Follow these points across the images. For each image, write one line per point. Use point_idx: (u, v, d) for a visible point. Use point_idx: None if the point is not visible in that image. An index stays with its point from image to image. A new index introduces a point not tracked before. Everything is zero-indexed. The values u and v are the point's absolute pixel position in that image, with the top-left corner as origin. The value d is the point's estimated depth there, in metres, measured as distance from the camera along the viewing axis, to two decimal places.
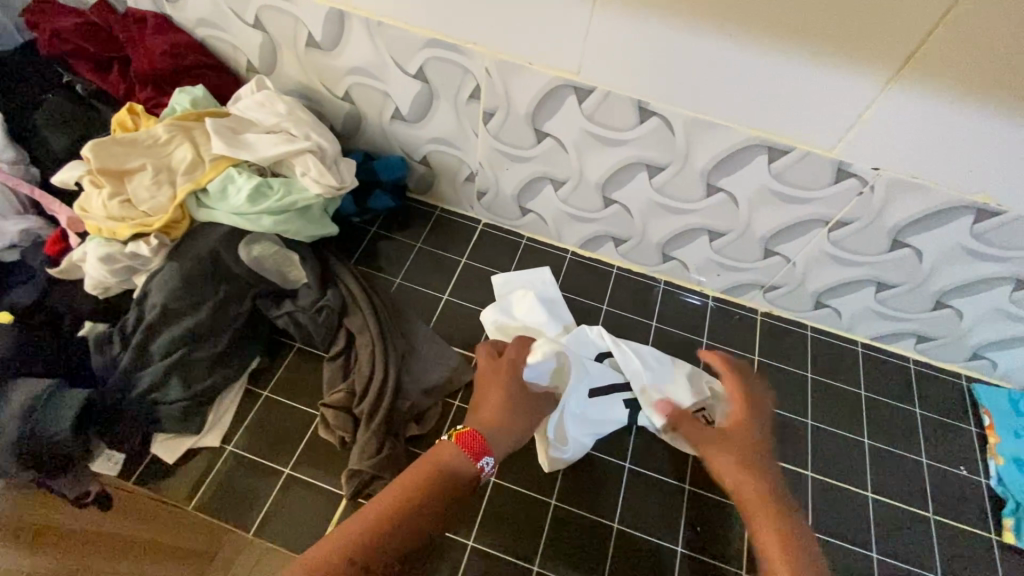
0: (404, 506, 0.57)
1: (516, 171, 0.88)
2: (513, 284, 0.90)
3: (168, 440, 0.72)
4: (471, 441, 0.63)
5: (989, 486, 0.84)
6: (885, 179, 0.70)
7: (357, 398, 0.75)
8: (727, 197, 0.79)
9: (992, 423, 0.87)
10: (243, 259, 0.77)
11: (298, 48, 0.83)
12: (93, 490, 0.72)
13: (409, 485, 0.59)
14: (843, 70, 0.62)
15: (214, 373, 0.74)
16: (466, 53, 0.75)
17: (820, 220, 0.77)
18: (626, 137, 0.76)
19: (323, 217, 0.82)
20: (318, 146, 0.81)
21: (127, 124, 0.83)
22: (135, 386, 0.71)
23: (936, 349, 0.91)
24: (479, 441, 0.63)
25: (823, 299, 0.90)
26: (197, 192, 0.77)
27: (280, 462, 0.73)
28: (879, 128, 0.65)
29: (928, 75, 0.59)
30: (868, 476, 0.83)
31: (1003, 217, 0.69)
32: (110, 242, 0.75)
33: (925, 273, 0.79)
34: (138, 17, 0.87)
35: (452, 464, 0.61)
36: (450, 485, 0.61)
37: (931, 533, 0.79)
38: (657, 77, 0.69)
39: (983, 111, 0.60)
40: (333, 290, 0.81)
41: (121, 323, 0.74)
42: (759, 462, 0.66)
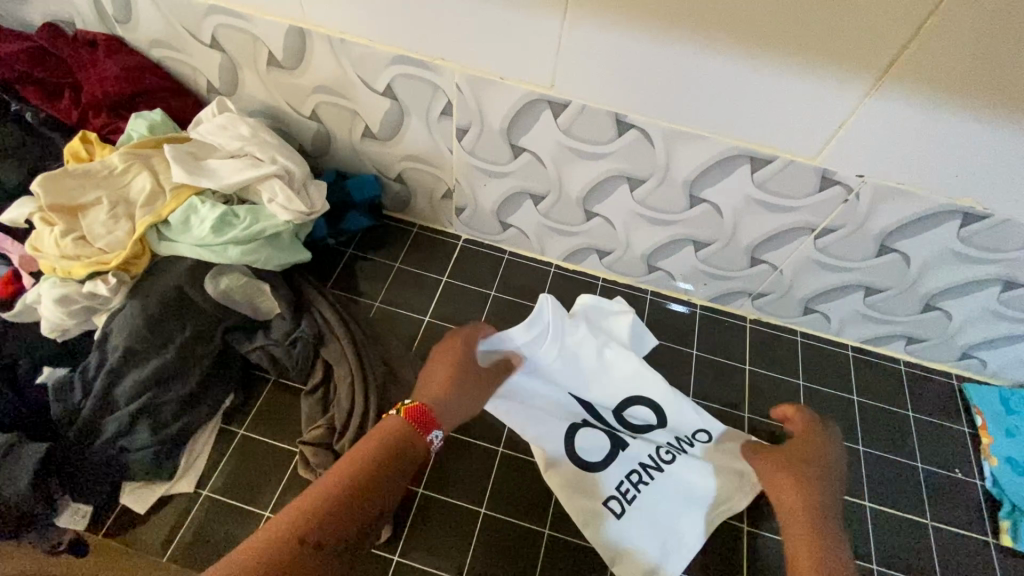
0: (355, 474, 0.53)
1: (494, 186, 0.85)
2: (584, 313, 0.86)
3: (138, 488, 0.68)
4: (423, 418, 0.61)
5: (985, 488, 0.83)
6: (870, 186, 0.68)
7: (337, 432, 0.72)
8: (711, 208, 0.77)
9: (984, 423, 0.87)
10: (209, 294, 0.73)
11: (259, 67, 0.79)
12: (64, 540, 0.65)
13: (353, 462, 0.54)
14: (824, 78, 0.60)
15: (184, 415, 0.71)
16: (434, 69, 0.72)
17: (807, 227, 0.75)
18: (605, 150, 0.74)
19: (295, 243, 0.79)
20: (285, 170, 0.77)
21: (80, 154, 0.78)
22: (100, 434, 0.68)
23: (926, 351, 0.90)
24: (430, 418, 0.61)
25: (812, 305, 0.88)
26: (157, 225, 0.73)
27: (259, 505, 0.69)
28: (862, 136, 0.63)
29: (911, 81, 0.58)
30: (865, 483, 0.82)
31: (989, 220, 0.68)
32: (65, 282, 0.71)
33: (914, 277, 0.78)
34: (88, 40, 0.82)
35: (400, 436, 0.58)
36: (398, 455, 0.57)
37: (930, 539, 0.78)
38: (634, 90, 0.67)
39: (967, 116, 0.59)
40: (308, 319, 0.78)
41: (83, 368, 0.70)
42: (812, 495, 0.64)
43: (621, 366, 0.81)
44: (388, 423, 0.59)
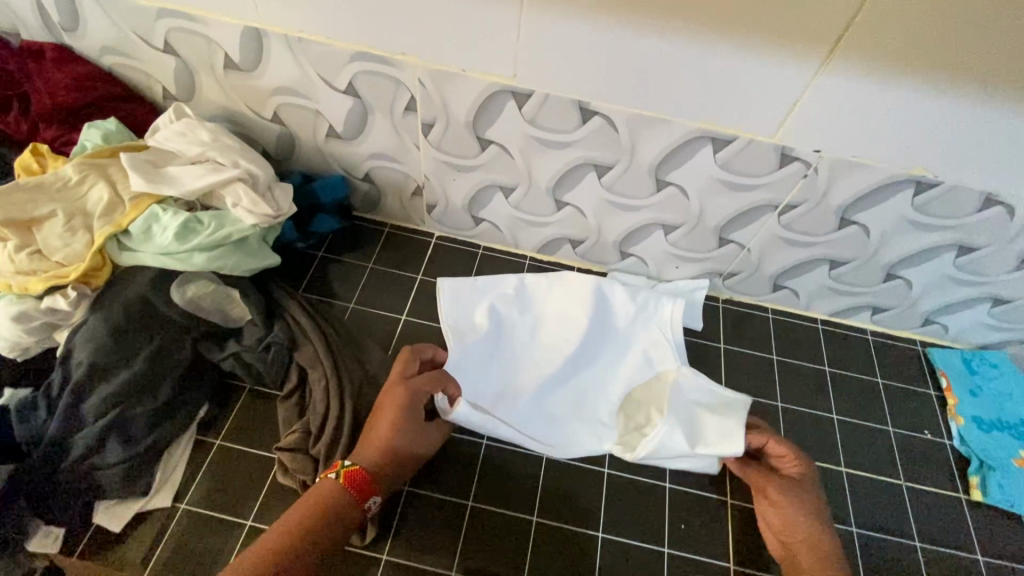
0: (288, 534, 0.57)
1: (464, 181, 0.85)
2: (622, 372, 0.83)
3: (113, 506, 0.66)
4: (360, 481, 0.61)
5: (953, 446, 0.86)
6: (828, 162, 0.70)
7: (313, 437, 0.71)
8: (677, 191, 0.78)
9: (949, 384, 0.90)
10: (176, 302, 0.71)
11: (216, 70, 0.77)
12: (36, 569, 0.63)
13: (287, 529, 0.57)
14: (779, 55, 0.61)
15: (157, 430, 0.69)
16: (396, 64, 0.71)
17: (770, 205, 0.77)
18: (570, 139, 0.75)
19: (262, 247, 0.77)
20: (249, 173, 0.76)
21: (32, 167, 0.75)
22: (69, 453, 0.65)
23: (891, 319, 0.93)
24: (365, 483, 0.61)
25: (781, 281, 0.91)
26: (118, 235, 0.71)
27: (239, 515, 0.68)
28: (816, 111, 0.65)
29: (860, 55, 0.60)
30: (841, 451, 0.84)
31: (940, 187, 0.70)
32: (22, 299, 0.68)
33: (874, 247, 0.80)
34: (34, 49, 0.80)
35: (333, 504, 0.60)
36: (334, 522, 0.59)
37: (905, 498, 0.81)
38: (596, 77, 0.67)
39: (910, 88, 0.61)
40: (281, 323, 0.77)
41: (46, 385, 0.67)
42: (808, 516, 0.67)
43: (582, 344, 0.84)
44: (326, 486, 0.61)
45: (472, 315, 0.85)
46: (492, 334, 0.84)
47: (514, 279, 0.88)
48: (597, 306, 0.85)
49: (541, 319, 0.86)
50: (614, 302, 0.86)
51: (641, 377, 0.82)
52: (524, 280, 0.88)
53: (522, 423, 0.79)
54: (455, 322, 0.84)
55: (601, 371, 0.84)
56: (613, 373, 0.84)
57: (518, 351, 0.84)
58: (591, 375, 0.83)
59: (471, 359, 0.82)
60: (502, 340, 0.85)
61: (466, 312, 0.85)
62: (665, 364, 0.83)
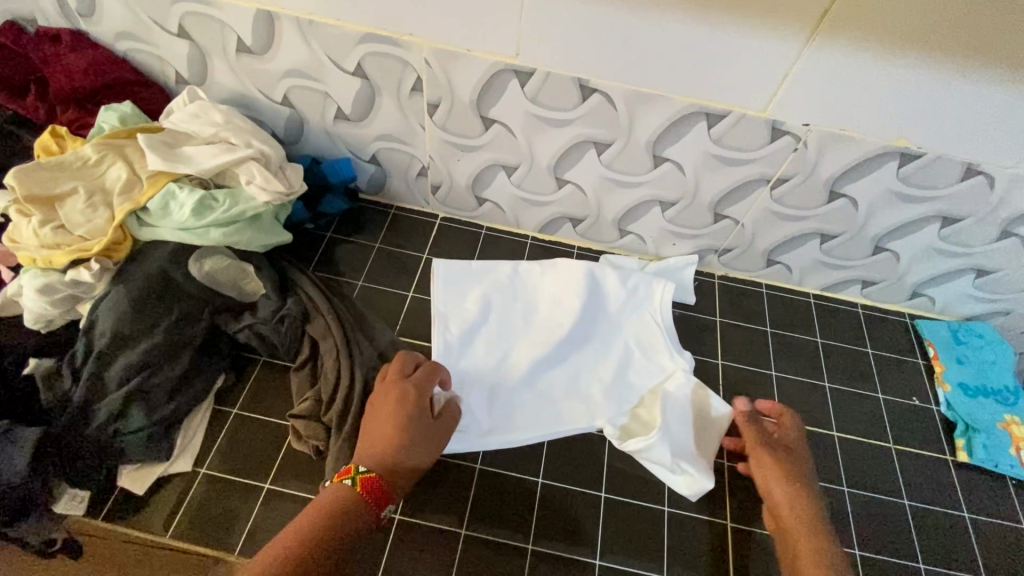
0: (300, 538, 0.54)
1: (467, 161, 0.88)
2: (609, 350, 0.86)
3: (136, 470, 0.69)
4: (376, 487, 0.60)
5: (940, 411, 0.89)
6: (816, 135, 0.74)
7: (324, 406, 0.74)
8: (674, 166, 0.81)
9: (936, 353, 0.94)
10: (194, 275, 0.74)
11: (228, 54, 0.80)
12: (57, 538, 0.66)
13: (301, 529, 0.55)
14: (768, 31, 0.65)
15: (178, 397, 0.71)
16: (403, 45, 0.74)
17: (762, 179, 0.81)
18: (571, 117, 0.78)
19: (275, 225, 0.80)
20: (261, 153, 0.79)
21: (52, 148, 0.78)
22: (93, 419, 0.68)
23: (880, 292, 0.97)
24: (380, 490, 0.60)
25: (773, 257, 0.94)
26: (137, 212, 0.74)
27: (257, 478, 0.71)
28: (804, 85, 0.69)
29: (844, 30, 0.63)
30: (833, 417, 0.88)
31: (923, 158, 0.74)
32: (47, 272, 0.70)
33: (862, 220, 0.84)
34: (51, 35, 0.82)
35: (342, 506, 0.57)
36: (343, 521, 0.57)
37: (894, 460, 0.84)
38: (596, 54, 0.71)
39: (892, 61, 0.65)
40: (293, 297, 0.80)
41: (70, 355, 0.70)
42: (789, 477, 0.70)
43: (572, 323, 0.86)
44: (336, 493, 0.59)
45: (465, 300, 0.88)
46: (484, 317, 0.87)
47: (507, 266, 0.92)
48: (589, 291, 0.89)
49: (531, 304, 0.89)
50: (605, 287, 0.90)
51: (631, 359, 0.85)
52: (516, 267, 0.92)
53: (514, 404, 0.80)
54: (446, 308, 0.87)
55: (592, 352, 0.86)
56: (603, 355, 0.86)
57: (511, 333, 0.86)
58: (581, 357, 0.85)
59: (463, 342, 0.84)
60: (494, 323, 0.87)
61: (457, 298, 0.88)
62: (657, 348, 0.86)
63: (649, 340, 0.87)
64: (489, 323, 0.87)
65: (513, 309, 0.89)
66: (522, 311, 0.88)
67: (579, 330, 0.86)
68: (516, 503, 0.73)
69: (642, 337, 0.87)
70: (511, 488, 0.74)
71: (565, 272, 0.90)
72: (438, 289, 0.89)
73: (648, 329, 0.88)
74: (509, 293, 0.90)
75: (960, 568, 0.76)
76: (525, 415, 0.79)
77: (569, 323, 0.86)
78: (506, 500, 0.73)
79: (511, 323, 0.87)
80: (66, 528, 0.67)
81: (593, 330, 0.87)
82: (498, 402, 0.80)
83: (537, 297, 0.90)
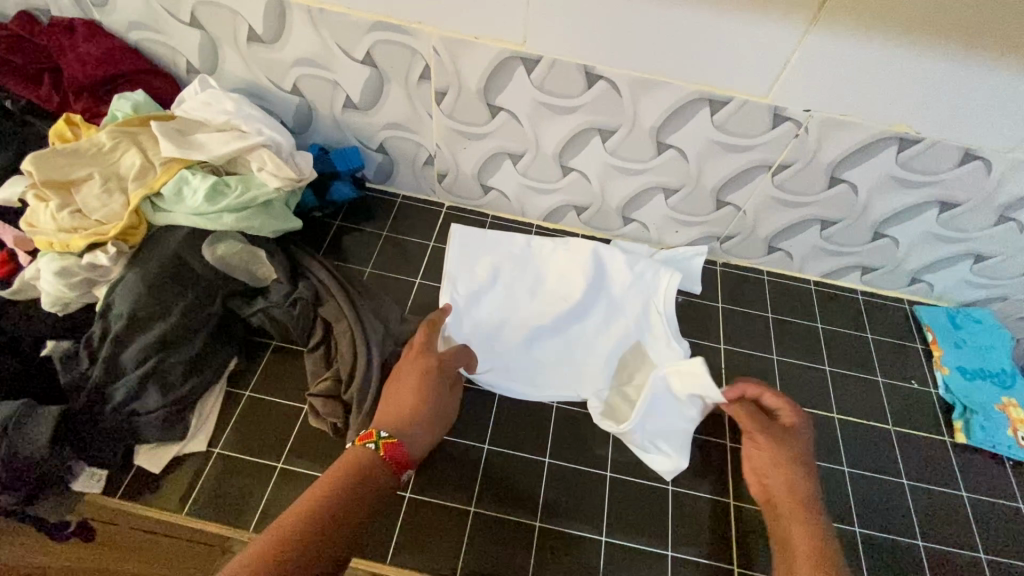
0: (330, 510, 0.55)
1: (474, 149, 0.90)
2: (610, 323, 0.88)
3: (152, 450, 0.70)
4: (400, 454, 0.62)
5: (939, 395, 0.91)
6: (817, 121, 0.75)
7: (344, 383, 0.75)
8: (677, 153, 0.83)
9: (935, 338, 0.95)
10: (207, 260, 0.75)
11: (239, 43, 0.82)
12: (72, 520, 0.69)
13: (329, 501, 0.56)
14: (770, 17, 0.66)
15: (192, 379, 0.73)
16: (412, 34, 0.76)
17: (764, 165, 0.82)
18: (577, 104, 0.79)
19: (286, 211, 0.82)
20: (272, 140, 0.81)
21: (67, 135, 0.79)
22: (110, 399, 0.69)
23: (879, 278, 0.98)
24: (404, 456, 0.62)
25: (774, 243, 0.96)
26: (151, 197, 0.75)
27: (271, 457, 0.72)
28: (805, 71, 0.70)
29: (845, 16, 0.65)
30: (833, 400, 0.89)
31: (922, 143, 0.75)
32: (64, 256, 0.72)
33: (862, 206, 0.85)
34: (65, 25, 0.84)
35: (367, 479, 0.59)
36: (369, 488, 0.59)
37: (893, 442, 0.86)
38: (601, 42, 0.72)
39: (891, 47, 0.67)
40: (305, 281, 0.81)
41: (87, 337, 0.71)
42: (784, 455, 0.70)
43: (575, 302, 0.87)
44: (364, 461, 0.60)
45: (476, 265, 0.90)
46: (493, 285, 0.89)
47: (521, 239, 0.93)
48: (595, 272, 0.89)
49: (539, 275, 0.91)
50: (613, 269, 0.90)
51: (628, 339, 0.87)
52: (530, 240, 0.93)
53: (510, 367, 0.83)
54: (458, 270, 0.90)
55: (590, 330, 0.88)
56: (601, 332, 0.87)
57: (518, 301, 0.88)
58: (580, 333, 0.87)
59: (473, 303, 0.87)
60: (502, 290, 0.89)
61: (468, 263, 0.91)
62: (653, 334, 0.87)
63: (647, 324, 0.88)
64: (496, 292, 0.89)
65: (522, 280, 0.90)
66: (528, 287, 0.90)
67: (578, 308, 0.88)
68: (524, 482, 0.74)
69: (643, 317, 0.88)
70: (518, 468, 0.75)
71: (574, 250, 0.91)
72: (450, 253, 0.91)
73: (652, 311, 0.88)
74: (519, 269, 0.91)
75: (958, 545, 0.78)
76: (522, 378, 0.82)
77: (571, 301, 0.88)
78: (515, 479, 0.74)
79: (515, 297, 0.89)
80: (79, 511, 0.69)
81: (596, 308, 0.89)
82: (496, 365, 0.83)
83: (543, 274, 0.91)
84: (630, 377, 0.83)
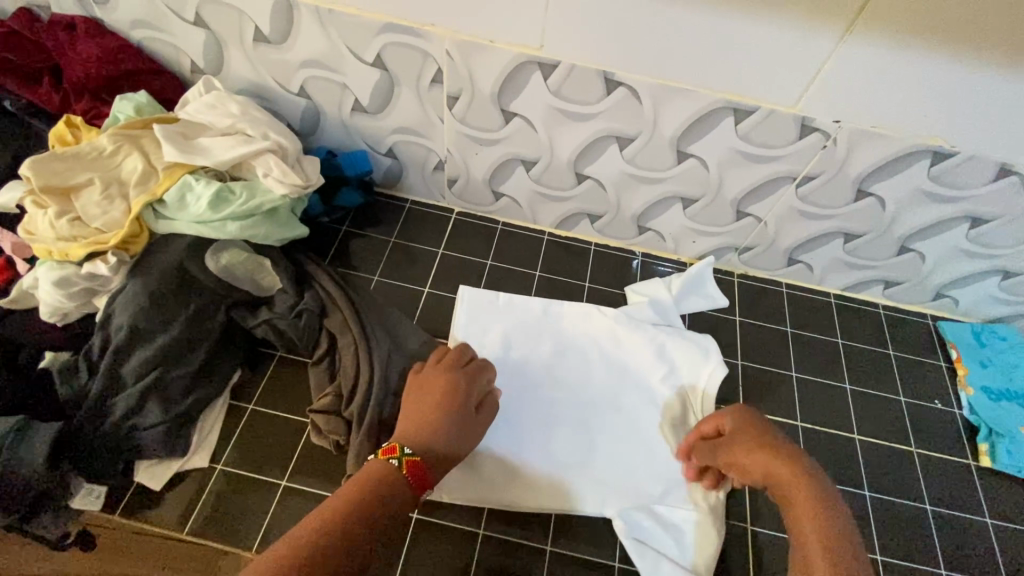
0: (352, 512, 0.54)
1: (486, 155, 0.87)
2: (626, 416, 0.80)
3: (153, 466, 0.68)
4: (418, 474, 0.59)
5: (963, 415, 0.88)
6: (847, 132, 0.72)
7: (346, 399, 0.73)
8: (698, 162, 0.80)
9: (959, 356, 0.92)
10: (210, 269, 0.73)
11: (245, 44, 0.79)
12: (71, 532, 0.66)
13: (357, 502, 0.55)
14: (802, 24, 0.63)
15: (194, 392, 0.71)
16: (424, 36, 0.73)
17: (788, 177, 0.79)
18: (595, 111, 0.76)
19: (292, 218, 0.79)
20: (278, 145, 0.78)
21: (66, 138, 0.77)
22: (110, 414, 0.67)
23: (902, 293, 0.95)
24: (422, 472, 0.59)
25: (795, 255, 0.92)
26: (153, 204, 0.73)
27: (274, 474, 0.70)
28: (837, 81, 0.67)
29: (881, 24, 0.61)
30: (854, 420, 0.86)
31: (956, 157, 0.72)
32: (63, 265, 0.69)
33: (889, 220, 0.82)
34: (65, 22, 0.81)
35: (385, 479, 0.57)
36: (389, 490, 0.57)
37: (916, 464, 0.83)
38: (622, 48, 0.69)
39: (929, 56, 0.63)
40: (311, 291, 0.79)
41: (86, 349, 0.69)
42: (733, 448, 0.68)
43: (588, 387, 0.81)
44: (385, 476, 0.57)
45: (491, 350, 0.83)
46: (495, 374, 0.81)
47: (524, 316, 0.87)
48: (606, 353, 0.84)
49: (560, 355, 0.84)
50: (626, 351, 0.85)
51: (659, 440, 0.77)
52: (535, 316, 0.87)
53: (521, 474, 0.73)
54: None
55: (619, 428, 0.79)
56: (630, 432, 0.78)
57: (523, 393, 0.80)
58: (609, 431, 0.78)
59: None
60: (505, 379, 0.81)
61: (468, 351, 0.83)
62: (678, 422, 0.79)
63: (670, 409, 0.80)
64: (500, 384, 0.80)
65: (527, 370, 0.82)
66: (537, 376, 0.82)
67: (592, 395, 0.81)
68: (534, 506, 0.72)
69: (665, 402, 0.81)
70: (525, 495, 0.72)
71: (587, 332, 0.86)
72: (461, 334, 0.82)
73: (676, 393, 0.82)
74: (525, 352, 0.84)
75: (983, 574, 0.75)
76: (539, 491, 0.72)
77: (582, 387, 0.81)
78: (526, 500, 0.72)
79: (522, 388, 0.80)
80: (81, 522, 0.66)
81: (610, 394, 0.81)
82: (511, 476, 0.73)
83: (554, 357, 0.84)
84: (655, 486, 0.74)
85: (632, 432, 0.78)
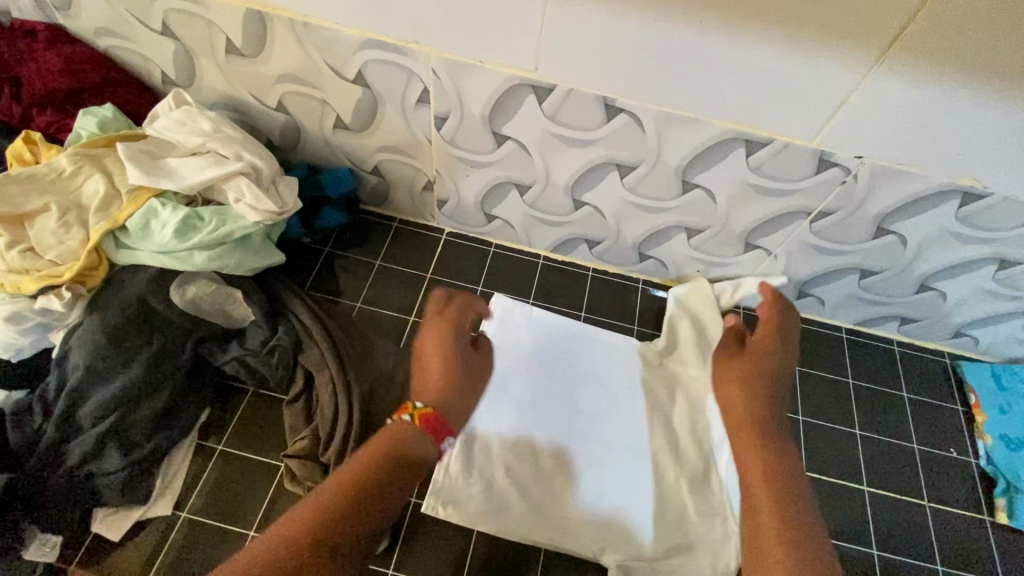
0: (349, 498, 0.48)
1: (477, 177, 0.81)
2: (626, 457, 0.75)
3: (111, 514, 0.64)
4: (436, 424, 0.55)
5: (980, 466, 0.83)
6: (870, 168, 0.65)
7: (324, 443, 0.68)
8: (705, 193, 0.74)
9: (977, 401, 0.86)
10: (176, 303, 0.69)
11: (217, 56, 0.73)
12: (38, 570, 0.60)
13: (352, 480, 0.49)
14: (824, 54, 0.56)
15: (157, 435, 0.66)
16: (408, 54, 0.67)
17: (803, 211, 0.73)
18: (594, 137, 0.70)
19: (266, 245, 0.74)
20: (252, 167, 0.72)
21: (24, 156, 0.72)
22: (66, 460, 0.63)
23: (919, 330, 0.89)
24: (443, 422, 0.56)
25: (806, 289, 0.86)
26: (115, 231, 0.68)
27: (242, 523, 0.66)
28: (861, 115, 0.61)
29: (913, 57, 0.55)
30: (863, 469, 0.81)
31: (988, 199, 0.66)
32: (15, 298, 0.65)
33: (910, 258, 0.76)
34: (26, 30, 0.75)
35: (405, 440, 0.53)
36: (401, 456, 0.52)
37: (928, 519, 0.78)
38: (624, 73, 0.63)
39: (967, 92, 0.56)
40: (285, 325, 0.74)
41: (42, 388, 0.65)
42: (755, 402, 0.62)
43: (594, 419, 0.77)
44: (399, 430, 0.53)
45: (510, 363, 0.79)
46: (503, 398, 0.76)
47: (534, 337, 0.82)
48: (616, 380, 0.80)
49: (580, 373, 0.80)
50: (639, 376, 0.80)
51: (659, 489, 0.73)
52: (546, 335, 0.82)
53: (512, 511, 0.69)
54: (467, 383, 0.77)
55: (625, 444, 0.75)
56: (635, 455, 0.75)
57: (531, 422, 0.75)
58: (614, 445, 0.75)
59: (486, 405, 0.76)
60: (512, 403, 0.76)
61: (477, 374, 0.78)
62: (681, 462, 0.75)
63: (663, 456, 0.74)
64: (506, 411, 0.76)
65: (535, 396, 0.77)
66: (543, 404, 0.77)
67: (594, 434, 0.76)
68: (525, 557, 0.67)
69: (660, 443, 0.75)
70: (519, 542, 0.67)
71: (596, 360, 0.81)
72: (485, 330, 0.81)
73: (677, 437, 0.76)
74: (535, 375, 0.79)
75: None
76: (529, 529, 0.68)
77: (587, 420, 0.77)
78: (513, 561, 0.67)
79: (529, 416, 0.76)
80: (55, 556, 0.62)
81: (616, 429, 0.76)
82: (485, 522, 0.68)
83: (564, 382, 0.79)
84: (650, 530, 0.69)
85: (635, 472, 0.74)
